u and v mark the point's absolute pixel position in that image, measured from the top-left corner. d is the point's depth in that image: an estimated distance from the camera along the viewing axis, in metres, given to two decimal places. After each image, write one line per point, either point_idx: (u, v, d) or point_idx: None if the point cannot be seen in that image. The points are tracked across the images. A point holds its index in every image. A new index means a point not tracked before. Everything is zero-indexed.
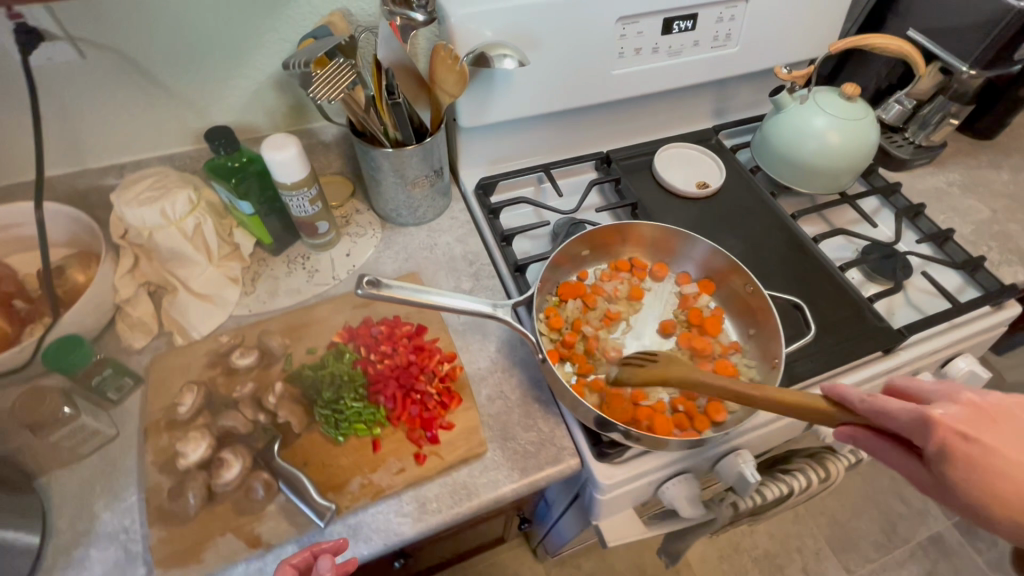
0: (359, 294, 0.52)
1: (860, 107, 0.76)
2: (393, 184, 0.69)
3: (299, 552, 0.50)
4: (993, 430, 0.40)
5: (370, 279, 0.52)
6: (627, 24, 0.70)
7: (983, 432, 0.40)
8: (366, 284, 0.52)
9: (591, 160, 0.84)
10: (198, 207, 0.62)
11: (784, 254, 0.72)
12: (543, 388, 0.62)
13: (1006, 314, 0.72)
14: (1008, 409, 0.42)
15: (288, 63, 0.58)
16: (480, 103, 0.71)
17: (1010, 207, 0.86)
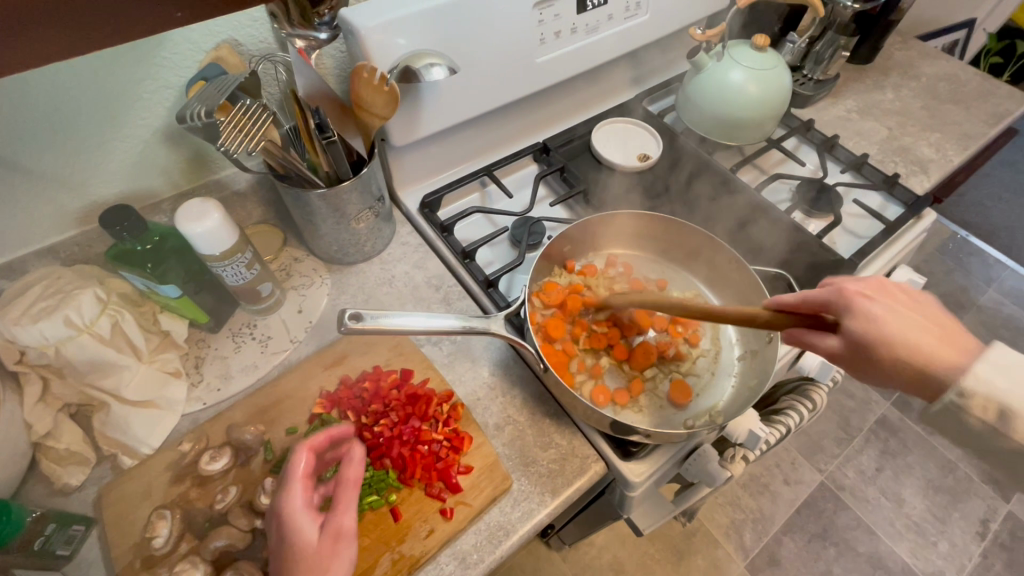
0: (343, 332, 0.45)
1: (771, 56, 0.79)
2: (333, 223, 0.62)
3: (317, 434, 0.46)
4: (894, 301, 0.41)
5: (352, 313, 0.46)
6: (543, 9, 0.67)
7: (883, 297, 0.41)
8: (350, 320, 0.46)
9: (529, 153, 0.81)
10: (109, 305, 0.52)
11: (737, 213, 0.74)
12: (549, 401, 0.59)
13: (926, 224, 0.79)
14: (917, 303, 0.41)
15: (182, 116, 0.49)
16: (409, 117, 0.65)
17: (903, 122, 0.94)
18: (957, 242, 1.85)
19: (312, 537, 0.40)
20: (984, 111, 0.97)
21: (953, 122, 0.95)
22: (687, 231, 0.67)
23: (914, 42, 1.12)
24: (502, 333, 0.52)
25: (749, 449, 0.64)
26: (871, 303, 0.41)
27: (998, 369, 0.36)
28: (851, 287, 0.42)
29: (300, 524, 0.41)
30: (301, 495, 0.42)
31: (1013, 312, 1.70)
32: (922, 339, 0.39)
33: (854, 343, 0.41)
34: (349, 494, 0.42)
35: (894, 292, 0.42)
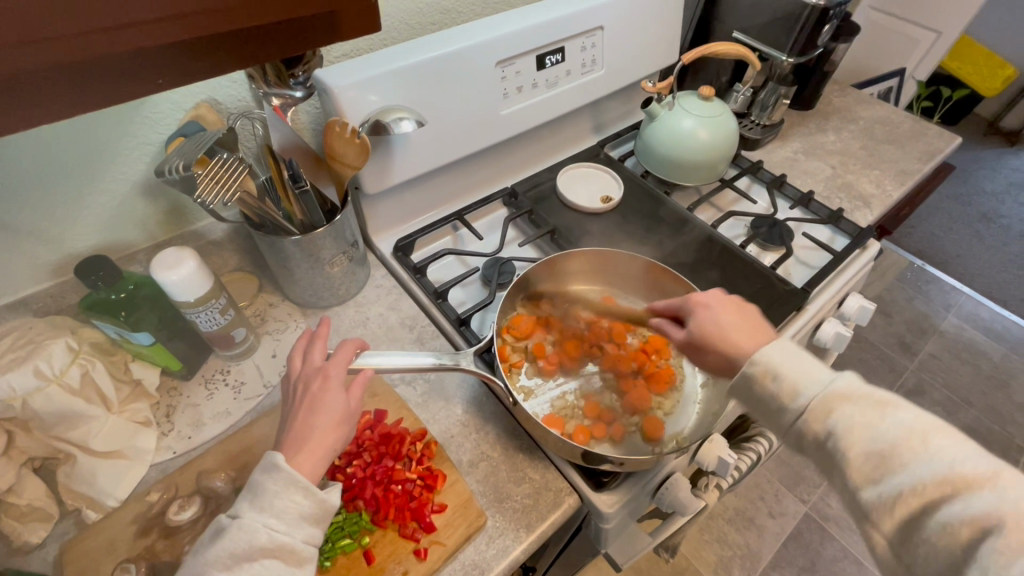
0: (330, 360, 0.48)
1: (717, 104, 0.86)
2: (309, 268, 0.64)
3: (344, 351, 0.47)
4: (731, 307, 0.54)
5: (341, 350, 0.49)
6: (505, 67, 0.73)
7: (720, 305, 0.54)
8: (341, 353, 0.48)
9: (499, 197, 0.85)
10: (81, 354, 0.53)
11: (696, 248, 0.79)
12: (522, 435, 0.60)
13: (871, 253, 0.84)
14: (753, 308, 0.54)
15: (162, 170, 0.52)
16: (380, 167, 0.68)
17: (845, 161, 1.02)
18: (914, 271, 1.94)
19: (343, 405, 0.44)
20: (917, 149, 1.06)
21: (890, 160, 1.03)
22: (641, 264, 0.70)
23: (851, 89, 1.22)
24: (469, 367, 0.53)
25: (721, 477, 0.65)
26: (708, 312, 0.54)
27: (784, 351, 0.46)
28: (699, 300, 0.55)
29: (335, 389, 0.44)
30: (344, 369, 0.46)
31: (974, 336, 1.77)
32: (727, 330, 0.52)
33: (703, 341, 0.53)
34: (369, 381, 0.47)
35: (732, 302, 0.55)
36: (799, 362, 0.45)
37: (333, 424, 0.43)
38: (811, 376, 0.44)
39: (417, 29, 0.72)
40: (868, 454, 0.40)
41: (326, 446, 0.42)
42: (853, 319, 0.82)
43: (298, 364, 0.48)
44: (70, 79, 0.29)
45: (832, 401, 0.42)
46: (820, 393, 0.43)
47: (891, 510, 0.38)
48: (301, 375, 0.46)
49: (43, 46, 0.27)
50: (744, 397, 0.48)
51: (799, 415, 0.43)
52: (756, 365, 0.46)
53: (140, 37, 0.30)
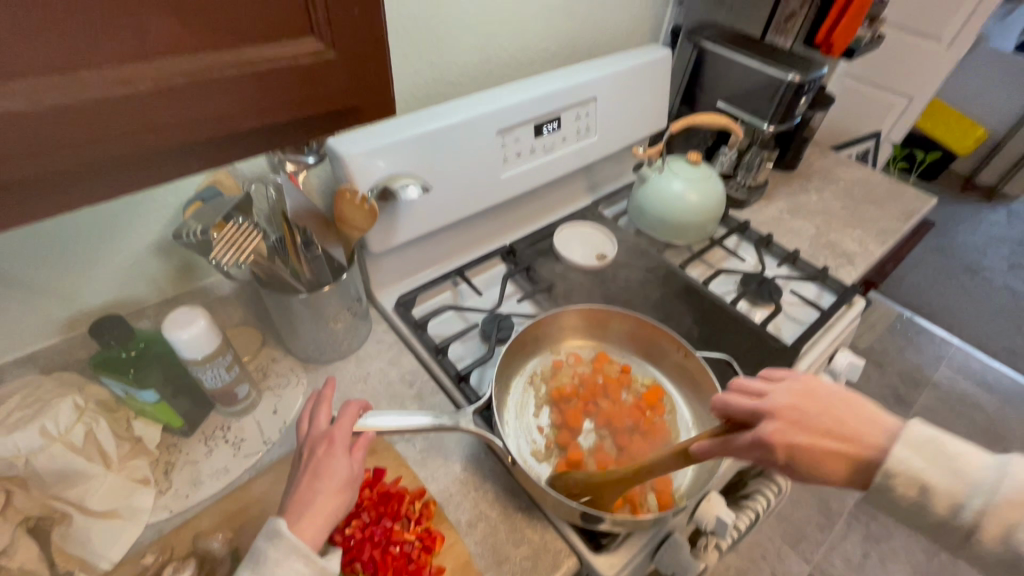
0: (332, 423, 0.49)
1: (704, 168, 0.91)
2: (313, 325, 0.66)
3: (347, 412, 0.49)
4: (805, 423, 0.43)
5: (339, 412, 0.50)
6: (505, 135, 0.78)
7: (799, 433, 0.43)
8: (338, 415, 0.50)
9: (497, 254, 0.88)
10: (86, 412, 0.54)
11: (688, 305, 0.81)
12: (520, 495, 0.60)
13: (858, 309, 0.87)
14: (802, 388, 0.45)
15: (179, 233, 0.55)
16: (386, 227, 0.72)
17: (828, 221, 1.07)
18: (904, 321, 1.98)
19: (347, 469, 0.45)
20: (895, 209, 1.11)
21: (871, 219, 1.08)
22: (630, 320, 0.73)
23: (830, 152, 1.29)
24: (469, 427, 0.54)
25: (720, 537, 0.64)
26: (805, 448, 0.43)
27: (911, 450, 0.42)
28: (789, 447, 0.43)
29: (338, 454, 0.46)
30: (348, 432, 0.47)
31: (967, 388, 1.78)
32: (839, 451, 0.43)
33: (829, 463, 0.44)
34: (371, 442, 0.48)
35: (813, 409, 0.44)
36: (944, 463, 0.42)
37: (337, 489, 0.44)
38: (967, 468, 0.41)
39: (423, 100, 0.78)
40: None
41: (327, 511, 0.43)
42: (844, 375, 0.84)
43: (307, 426, 0.49)
44: (116, 172, 0.30)
45: (1006, 510, 0.39)
46: (984, 500, 0.40)
47: None
48: (308, 438, 0.48)
49: (96, 144, 0.29)
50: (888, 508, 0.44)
51: (973, 525, 0.40)
52: (900, 482, 0.42)
53: (188, 132, 0.31)
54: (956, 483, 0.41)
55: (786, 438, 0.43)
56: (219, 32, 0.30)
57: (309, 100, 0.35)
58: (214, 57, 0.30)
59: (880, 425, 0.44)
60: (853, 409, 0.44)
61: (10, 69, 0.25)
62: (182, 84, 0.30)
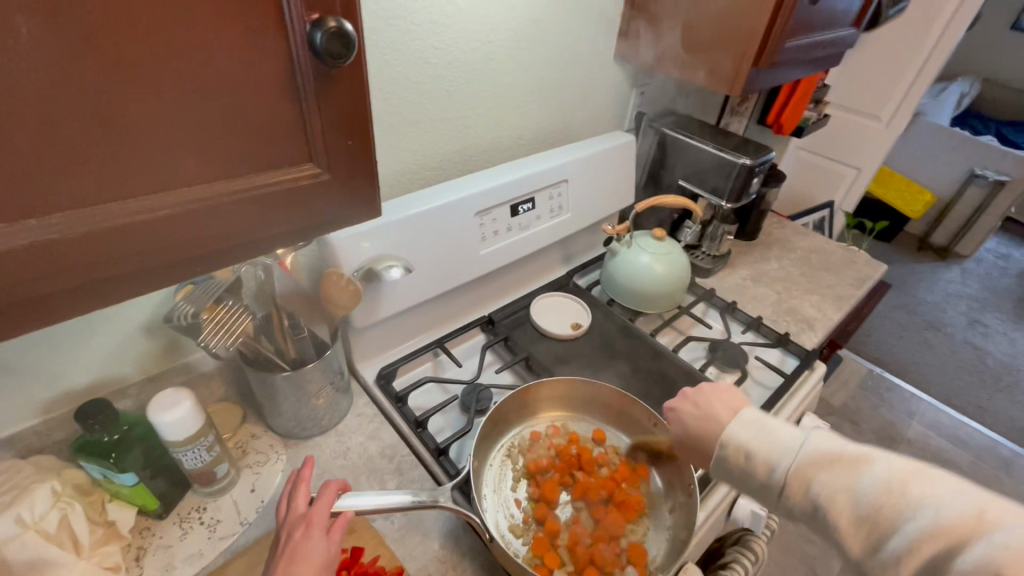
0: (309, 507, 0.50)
1: (669, 243, 0.98)
2: (295, 401, 0.68)
3: (325, 491, 0.50)
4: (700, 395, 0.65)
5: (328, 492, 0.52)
6: (484, 216, 0.84)
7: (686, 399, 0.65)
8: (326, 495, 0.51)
9: (477, 325, 0.92)
10: (62, 497, 0.54)
11: (659, 373, 0.85)
12: (499, 571, 0.60)
13: (820, 372, 0.92)
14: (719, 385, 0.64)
15: (170, 316, 0.59)
16: (370, 304, 0.75)
17: (788, 287, 1.14)
18: (875, 378, 2.04)
19: (325, 551, 0.46)
20: (849, 276, 1.20)
21: (827, 286, 1.16)
22: (602, 393, 0.76)
23: (788, 222, 1.40)
24: (449, 504, 0.55)
25: None
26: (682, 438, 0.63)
27: (740, 426, 0.57)
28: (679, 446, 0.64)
29: (317, 535, 0.47)
30: (326, 513, 0.48)
31: (939, 443, 1.83)
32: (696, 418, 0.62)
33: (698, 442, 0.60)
34: (350, 523, 0.49)
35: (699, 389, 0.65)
36: (767, 437, 0.56)
37: (315, 573, 0.45)
38: (783, 437, 0.55)
39: (408, 184, 0.84)
40: (858, 517, 0.48)
41: None
42: None
43: (286, 508, 0.50)
44: (132, 284, 0.34)
45: (807, 470, 0.52)
46: (793, 463, 0.53)
47: (903, 555, 0.45)
48: (286, 521, 0.49)
49: (115, 261, 0.33)
50: (724, 474, 0.58)
51: (782, 485, 0.53)
52: (727, 448, 0.57)
53: (197, 247, 0.36)
54: (772, 450, 0.54)
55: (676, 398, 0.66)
56: (230, 164, 0.35)
57: (306, 215, 0.40)
58: (223, 184, 0.35)
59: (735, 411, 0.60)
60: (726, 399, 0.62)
61: (50, 207, 0.29)
62: (192, 208, 0.34)
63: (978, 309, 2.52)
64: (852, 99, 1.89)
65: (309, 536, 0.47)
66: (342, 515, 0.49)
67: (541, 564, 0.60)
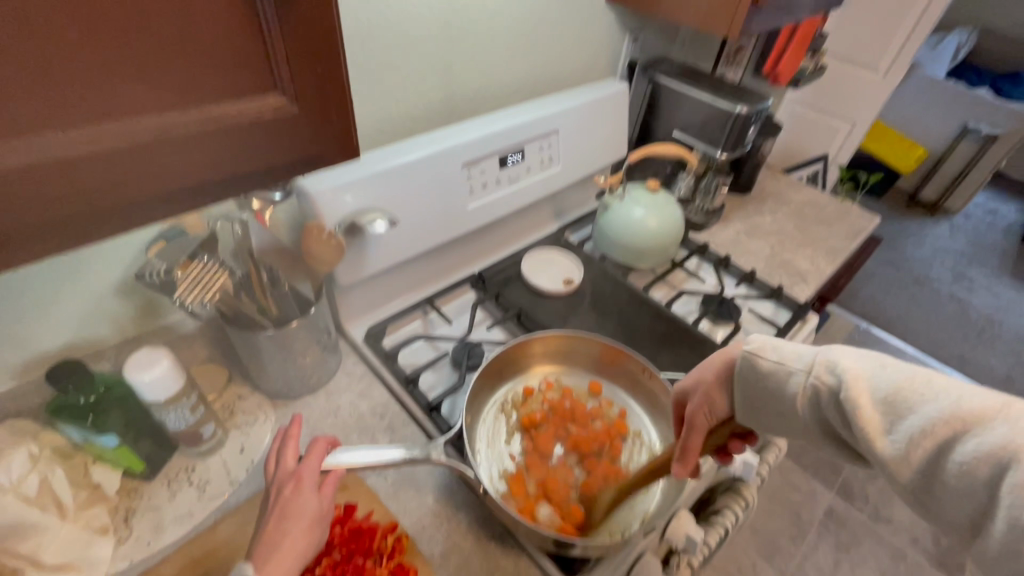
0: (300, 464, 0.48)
1: (662, 195, 0.95)
2: (281, 360, 0.66)
3: (315, 447, 0.49)
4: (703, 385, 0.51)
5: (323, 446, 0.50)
6: (471, 167, 0.80)
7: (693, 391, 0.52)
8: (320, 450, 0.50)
9: (467, 282, 0.90)
10: (40, 461, 0.52)
11: (653, 327, 0.84)
12: (494, 523, 0.60)
13: (812, 324, 0.92)
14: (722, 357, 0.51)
15: (141, 273, 0.55)
16: (355, 260, 0.72)
17: (782, 241, 1.13)
18: (861, 332, 2.07)
19: (316, 506, 0.45)
20: (843, 228, 1.18)
21: (821, 239, 1.15)
22: (596, 347, 0.75)
23: (782, 176, 1.37)
24: (441, 459, 0.54)
25: (691, 554, 0.66)
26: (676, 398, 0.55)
27: (768, 338, 0.47)
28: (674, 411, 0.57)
29: (307, 491, 0.46)
30: (316, 469, 0.47)
31: None
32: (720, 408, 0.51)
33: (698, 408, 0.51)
34: (341, 479, 0.48)
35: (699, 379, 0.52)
36: (785, 337, 0.46)
37: (307, 529, 0.44)
38: (802, 344, 0.46)
39: (390, 135, 0.80)
40: (878, 402, 0.38)
41: (296, 550, 0.43)
42: None
43: (274, 466, 0.49)
44: (89, 228, 0.31)
45: (831, 359, 0.42)
46: (813, 351, 0.44)
47: (907, 450, 0.36)
48: (275, 478, 0.48)
49: (66, 202, 0.30)
50: (745, 380, 0.46)
51: (803, 377, 0.43)
52: (751, 344, 0.47)
53: (158, 187, 0.33)
54: (797, 348, 0.45)
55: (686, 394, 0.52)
56: (186, 92, 0.31)
57: (276, 153, 0.37)
58: (178, 114, 0.32)
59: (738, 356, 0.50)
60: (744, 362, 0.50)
61: None
62: (147, 142, 0.31)
63: (965, 264, 2.54)
64: (850, 48, 1.83)
65: (299, 494, 0.45)
66: (333, 471, 0.48)
67: (534, 512, 0.60)
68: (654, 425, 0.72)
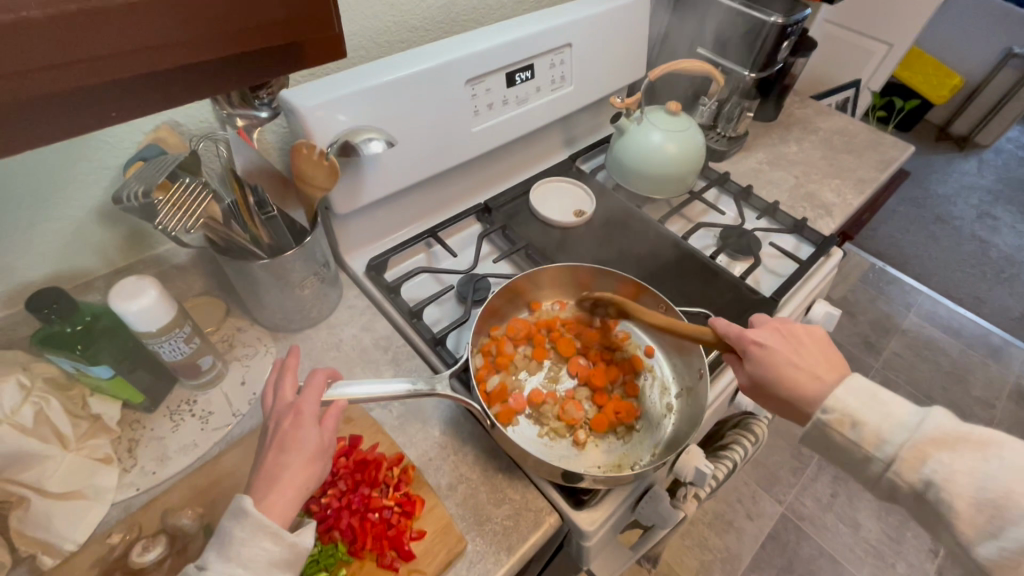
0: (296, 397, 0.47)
1: (683, 118, 0.88)
2: (278, 291, 0.63)
3: (314, 381, 0.47)
4: (787, 345, 0.51)
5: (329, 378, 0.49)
6: (475, 85, 0.73)
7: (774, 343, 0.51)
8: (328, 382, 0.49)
9: (472, 213, 0.85)
10: (33, 391, 0.51)
11: (668, 260, 0.80)
12: (501, 455, 0.59)
13: (835, 259, 0.87)
14: (811, 338, 0.52)
15: (119, 197, 0.50)
16: (351, 187, 0.68)
17: (807, 171, 1.05)
18: (876, 272, 2.02)
19: (317, 439, 0.43)
20: (874, 158, 1.10)
21: (849, 169, 1.07)
22: (609, 280, 0.71)
23: (810, 101, 1.27)
24: (447, 392, 0.52)
25: (699, 487, 0.65)
26: (762, 349, 0.51)
27: (855, 392, 0.47)
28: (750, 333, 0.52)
29: (307, 423, 0.44)
30: (315, 403, 0.45)
31: (933, 333, 1.85)
32: (798, 374, 0.49)
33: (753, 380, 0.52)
34: (343, 411, 0.46)
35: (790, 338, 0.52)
36: (874, 404, 0.46)
37: (307, 460, 0.42)
38: (894, 415, 0.46)
39: (386, 48, 0.72)
40: (977, 504, 0.41)
41: (297, 483, 0.41)
42: (820, 325, 0.85)
43: (272, 398, 0.47)
44: (31, 113, 0.29)
45: (924, 448, 0.44)
46: (904, 437, 0.45)
47: (1010, 562, 0.39)
48: (274, 410, 0.46)
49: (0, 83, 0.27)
50: (818, 440, 0.49)
51: (885, 465, 0.45)
52: (830, 415, 0.47)
53: (103, 70, 0.29)
54: (884, 425, 0.46)
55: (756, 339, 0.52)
56: None
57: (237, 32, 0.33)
58: None
59: (834, 370, 0.49)
60: (827, 356, 0.50)
61: None
62: (76, 12, 0.27)
63: (990, 202, 2.43)
64: None
65: (299, 427, 0.43)
66: (335, 404, 0.46)
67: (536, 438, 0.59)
68: (666, 359, 0.70)
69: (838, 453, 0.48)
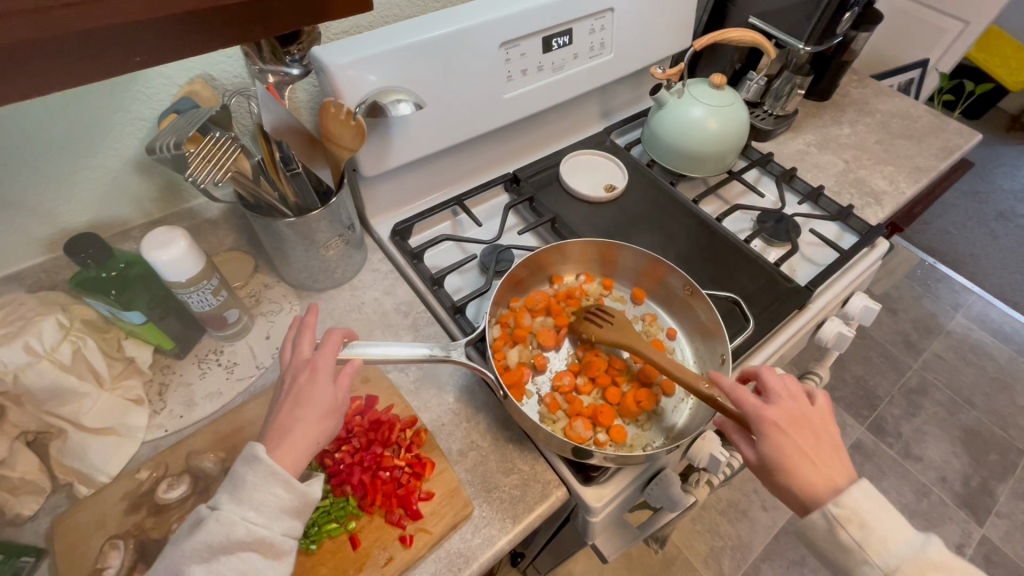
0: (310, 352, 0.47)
1: (727, 93, 0.83)
2: (305, 251, 0.64)
3: (330, 339, 0.47)
4: (801, 433, 0.48)
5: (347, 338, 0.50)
6: (510, 48, 0.71)
7: (792, 430, 0.47)
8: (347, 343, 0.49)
9: (500, 183, 0.84)
10: (72, 331, 0.53)
11: (699, 242, 0.77)
12: (514, 426, 0.59)
13: (880, 251, 0.82)
14: (826, 427, 0.49)
15: (152, 147, 0.51)
16: (379, 149, 0.67)
17: (858, 156, 0.99)
18: (925, 268, 1.92)
19: (331, 398, 0.44)
20: (934, 146, 1.02)
21: (906, 155, 1.00)
22: (632, 257, 0.69)
23: (870, 80, 1.18)
24: (460, 359, 0.53)
25: (712, 473, 0.64)
26: (780, 435, 0.47)
27: (864, 497, 0.45)
28: (770, 415, 0.48)
29: (323, 381, 0.44)
30: (332, 360, 0.46)
31: (981, 337, 1.74)
32: (807, 471, 0.46)
33: (760, 461, 0.48)
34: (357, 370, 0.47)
35: (803, 423, 0.48)
36: (884, 515, 0.44)
37: (321, 416, 0.43)
38: (899, 536, 0.44)
39: (420, 6, 0.70)
40: None
41: (310, 437, 0.42)
42: (857, 319, 0.81)
43: (290, 352, 0.48)
44: (61, 50, 0.30)
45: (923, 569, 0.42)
46: (907, 556, 0.43)
47: None
48: (291, 366, 0.46)
49: (31, 16, 0.28)
50: (819, 537, 0.45)
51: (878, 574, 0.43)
52: (842, 509, 0.44)
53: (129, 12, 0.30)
54: (889, 536, 0.44)
55: (776, 422, 0.48)
56: None
57: None
58: None
59: (844, 474, 0.47)
60: (837, 456, 0.48)
61: None
62: None
63: None
64: None
65: (315, 381, 0.44)
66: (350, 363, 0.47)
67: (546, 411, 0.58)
68: (688, 343, 0.68)
69: (830, 552, 0.45)
